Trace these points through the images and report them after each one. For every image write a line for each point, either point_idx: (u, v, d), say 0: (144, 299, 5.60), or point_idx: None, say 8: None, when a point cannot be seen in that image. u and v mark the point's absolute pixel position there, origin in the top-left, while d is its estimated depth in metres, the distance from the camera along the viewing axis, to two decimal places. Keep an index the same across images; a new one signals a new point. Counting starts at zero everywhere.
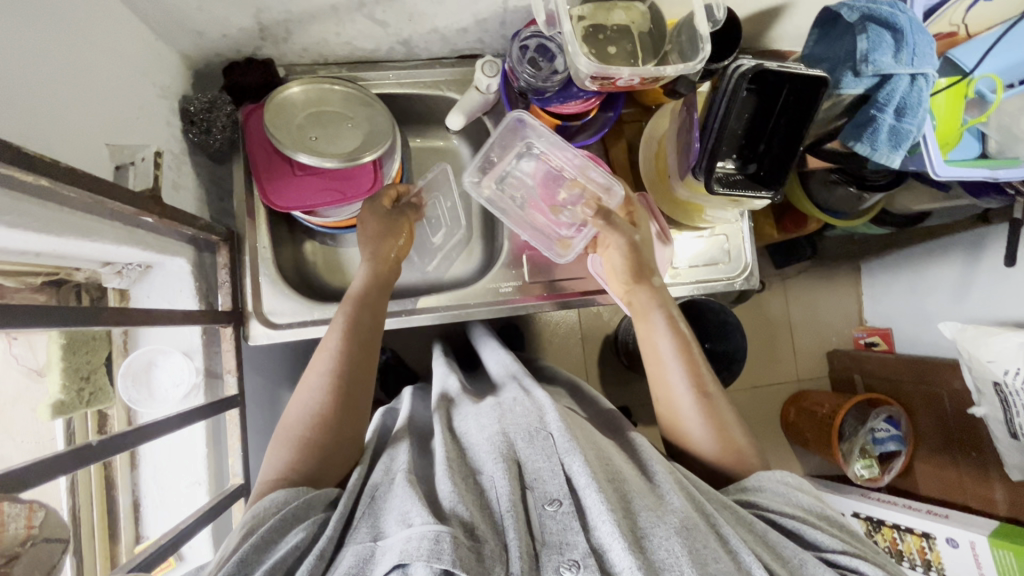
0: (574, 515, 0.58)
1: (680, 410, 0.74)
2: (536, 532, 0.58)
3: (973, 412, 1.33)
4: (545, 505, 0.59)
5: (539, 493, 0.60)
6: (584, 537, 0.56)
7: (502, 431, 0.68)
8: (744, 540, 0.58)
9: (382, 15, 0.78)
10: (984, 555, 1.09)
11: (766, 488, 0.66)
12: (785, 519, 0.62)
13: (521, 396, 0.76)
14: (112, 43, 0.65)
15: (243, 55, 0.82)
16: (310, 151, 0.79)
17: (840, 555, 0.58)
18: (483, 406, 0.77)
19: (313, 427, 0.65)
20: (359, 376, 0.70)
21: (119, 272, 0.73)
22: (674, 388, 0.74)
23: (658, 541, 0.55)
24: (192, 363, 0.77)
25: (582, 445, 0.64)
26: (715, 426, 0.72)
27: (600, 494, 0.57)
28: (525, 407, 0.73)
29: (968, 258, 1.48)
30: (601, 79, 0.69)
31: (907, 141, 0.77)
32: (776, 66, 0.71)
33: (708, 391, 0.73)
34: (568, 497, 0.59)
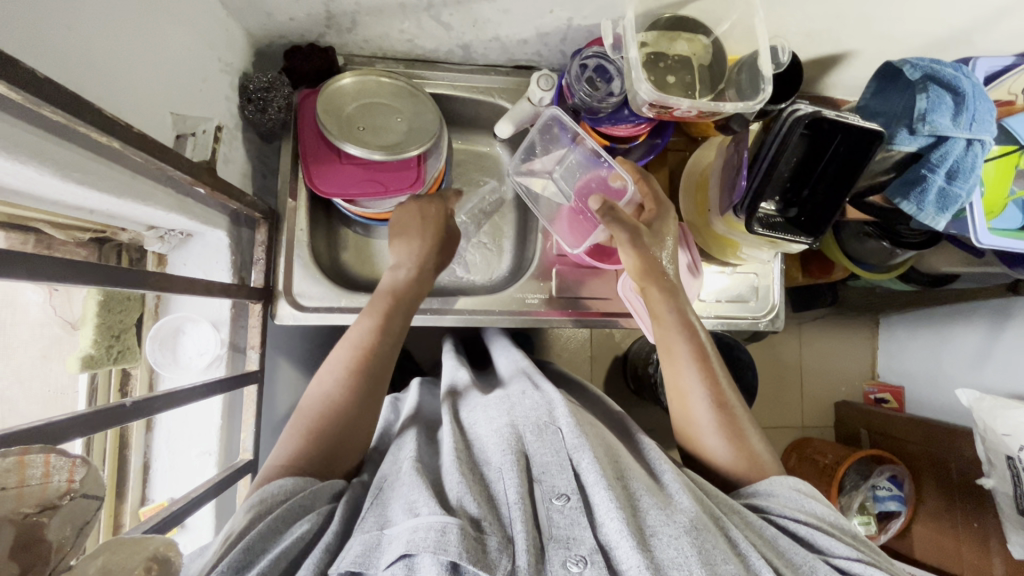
0: (582, 511, 0.58)
1: (696, 424, 0.73)
2: (543, 526, 0.58)
3: (982, 483, 1.30)
4: (553, 500, 0.60)
5: (546, 487, 0.61)
6: (591, 534, 0.57)
7: (510, 423, 0.69)
8: (753, 543, 0.59)
9: (448, 18, 0.79)
10: None
11: (777, 493, 0.67)
12: (799, 527, 0.62)
13: (529, 389, 0.77)
14: (186, 15, 0.67)
15: (306, 40, 0.84)
16: (357, 143, 0.81)
17: (853, 562, 0.58)
18: (491, 397, 0.78)
19: (314, 437, 0.64)
20: (358, 408, 0.67)
21: (162, 237, 0.74)
22: (688, 395, 0.73)
23: (665, 540, 0.55)
24: (218, 335, 0.77)
25: (591, 441, 0.65)
26: (733, 438, 0.71)
27: (609, 491, 0.58)
28: (534, 400, 0.74)
29: (993, 326, 1.47)
30: (659, 107, 0.69)
31: (955, 206, 0.76)
32: (833, 115, 0.72)
33: (726, 401, 0.72)
34: (576, 493, 0.60)
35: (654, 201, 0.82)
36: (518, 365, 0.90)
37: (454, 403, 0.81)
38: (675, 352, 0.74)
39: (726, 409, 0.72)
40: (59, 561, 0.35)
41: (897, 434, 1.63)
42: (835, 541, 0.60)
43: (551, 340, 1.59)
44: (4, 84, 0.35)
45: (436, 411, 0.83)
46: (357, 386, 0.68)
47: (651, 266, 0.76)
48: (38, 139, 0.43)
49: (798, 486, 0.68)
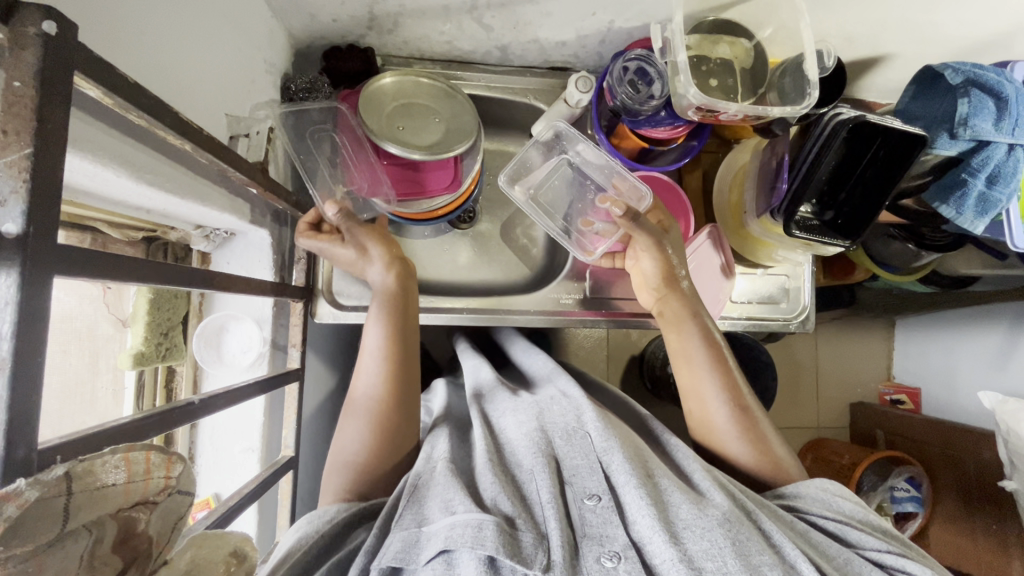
0: (614, 510, 0.59)
1: (717, 430, 0.73)
2: (576, 525, 0.59)
3: (1003, 485, 1.31)
4: (585, 499, 0.61)
5: (577, 488, 0.62)
6: (623, 531, 0.58)
7: (540, 428, 0.70)
8: (787, 536, 0.60)
9: (490, 20, 0.79)
10: None
11: (806, 495, 0.68)
12: (830, 523, 0.63)
13: (559, 395, 0.77)
14: (238, 17, 0.68)
15: (346, 41, 0.85)
16: (398, 142, 0.82)
17: (885, 553, 0.59)
18: (522, 401, 0.77)
19: (361, 467, 0.67)
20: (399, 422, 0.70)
21: (207, 236, 0.75)
22: (710, 406, 0.74)
23: (698, 532, 0.56)
24: (260, 333, 0.78)
25: (620, 441, 0.65)
26: (754, 443, 0.72)
27: (639, 489, 0.59)
28: (563, 405, 0.73)
29: (1013, 329, 1.47)
30: (704, 110, 0.70)
31: (995, 210, 0.76)
32: (876, 119, 0.72)
33: (743, 404, 0.73)
34: (607, 493, 0.61)
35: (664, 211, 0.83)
36: (546, 369, 0.91)
37: (480, 402, 0.81)
38: (693, 361, 0.75)
39: (746, 412, 0.73)
40: (157, 554, 0.36)
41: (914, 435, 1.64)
42: (867, 535, 0.61)
43: (569, 340, 1.60)
44: (102, 90, 0.36)
45: (464, 412, 0.84)
46: (396, 368, 0.71)
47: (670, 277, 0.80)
48: (119, 142, 0.45)
49: (829, 487, 0.68)
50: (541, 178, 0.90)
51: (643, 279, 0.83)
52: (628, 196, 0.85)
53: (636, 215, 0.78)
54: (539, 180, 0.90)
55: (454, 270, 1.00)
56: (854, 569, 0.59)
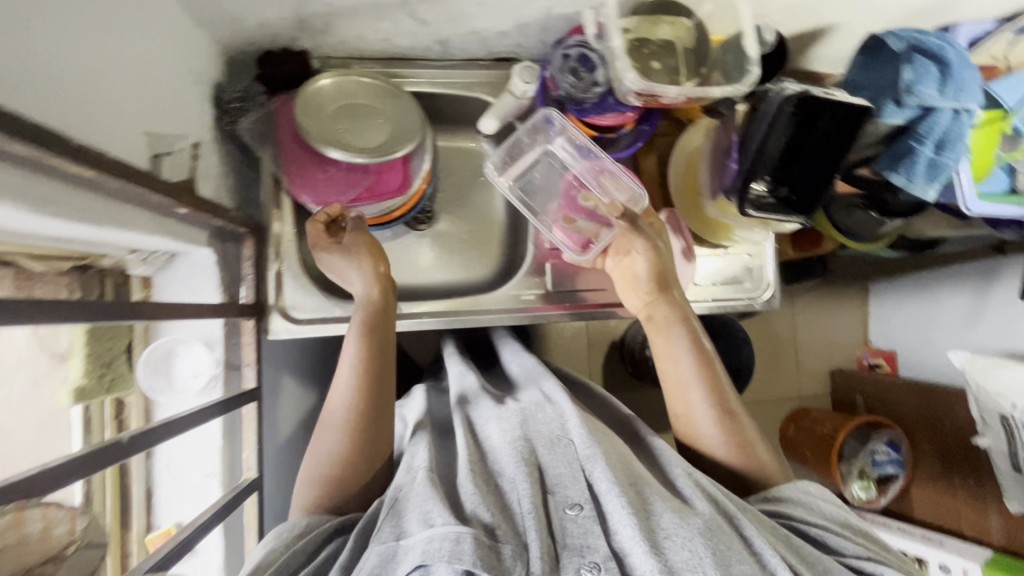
0: (596, 519, 0.59)
1: (698, 428, 0.72)
2: (557, 534, 0.59)
3: (977, 442, 1.33)
4: (566, 509, 0.60)
5: (560, 497, 0.61)
6: (605, 542, 0.57)
7: (523, 435, 0.68)
8: (768, 540, 0.59)
9: (425, 14, 0.76)
10: None
11: (791, 498, 0.68)
12: (812, 529, 0.64)
13: (544, 402, 0.75)
14: (153, 29, 0.64)
15: (278, 45, 0.81)
16: (341, 147, 0.79)
17: (864, 561, 0.61)
18: (505, 408, 0.75)
19: (330, 483, 0.65)
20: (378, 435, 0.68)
21: (145, 259, 0.72)
22: (695, 410, 0.72)
23: (679, 542, 0.55)
24: (211, 355, 0.76)
25: (603, 448, 0.65)
26: (738, 448, 0.70)
27: (621, 497, 0.58)
28: (547, 413, 0.72)
29: (982, 288, 1.49)
30: (646, 96, 0.68)
31: (944, 175, 0.76)
32: (821, 92, 0.72)
33: (731, 410, 0.72)
34: (589, 502, 0.60)
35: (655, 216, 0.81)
36: (533, 372, 0.90)
37: (465, 408, 0.80)
38: (681, 367, 0.73)
39: (731, 415, 0.71)
40: None
41: (893, 399, 1.66)
42: (848, 541, 0.62)
43: (547, 331, 1.58)
44: None
45: (446, 415, 0.83)
46: (372, 381, 0.69)
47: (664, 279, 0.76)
48: (8, 175, 0.42)
49: (811, 489, 0.69)
50: (526, 168, 0.89)
51: (629, 279, 0.79)
52: (620, 197, 0.84)
53: (634, 218, 0.76)
54: (528, 164, 0.89)
55: (415, 274, 0.98)
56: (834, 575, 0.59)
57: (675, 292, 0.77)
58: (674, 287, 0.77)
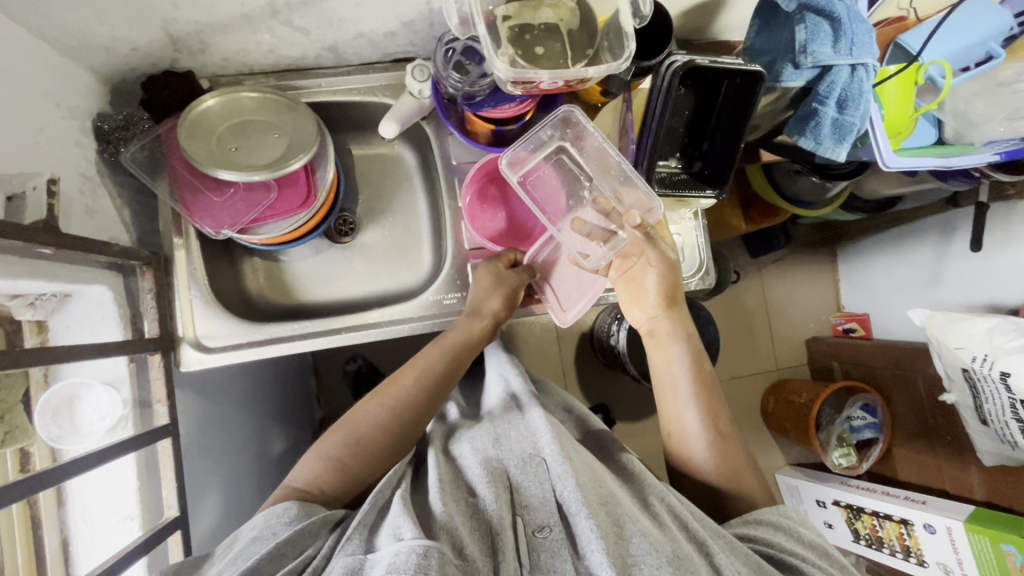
0: (565, 543, 0.59)
1: (689, 442, 0.75)
2: (525, 557, 0.58)
3: (945, 399, 1.32)
4: (535, 532, 0.60)
5: (528, 520, 0.61)
6: (572, 566, 0.57)
7: (495, 457, 0.69)
8: (734, 565, 0.58)
9: (301, 22, 0.74)
10: (959, 540, 1.20)
11: (766, 520, 0.66)
12: (785, 554, 0.61)
13: (516, 419, 0.76)
14: (4, 66, 0.61)
15: (160, 68, 0.78)
16: (232, 167, 0.77)
17: None
18: (478, 428, 0.77)
19: (335, 466, 0.71)
20: (386, 456, 0.73)
21: (32, 303, 0.69)
22: (685, 421, 0.75)
23: (647, 571, 0.55)
24: (118, 395, 0.74)
25: (576, 467, 0.64)
26: (726, 466, 0.73)
27: (591, 519, 0.57)
28: (520, 432, 0.73)
29: (941, 243, 1.47)
30: (523, 83, 0.65)
31: (851, 134, 0.74)
32: (708, 61, 0.69)
33: (721, 431, 0.75)
34: (559, 524, 0.60)
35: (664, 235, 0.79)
36: (506, 380, 0.87)
37: (445, 436, 0.80)
38: (676, 379, 0.77)
39: (721, 434, 0.75)
40: None
41: (865, 362, 1.65)
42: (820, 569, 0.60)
43: (512, 329, 1.56)
44: None
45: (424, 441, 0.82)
46: (409, 421, 0.75)
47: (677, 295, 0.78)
48: None
49: (788, 514, 0.68)
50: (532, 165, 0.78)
51: (637, 295, 0.78)
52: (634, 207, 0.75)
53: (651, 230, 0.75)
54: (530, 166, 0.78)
55: (344, 288, 0.96)
56: None
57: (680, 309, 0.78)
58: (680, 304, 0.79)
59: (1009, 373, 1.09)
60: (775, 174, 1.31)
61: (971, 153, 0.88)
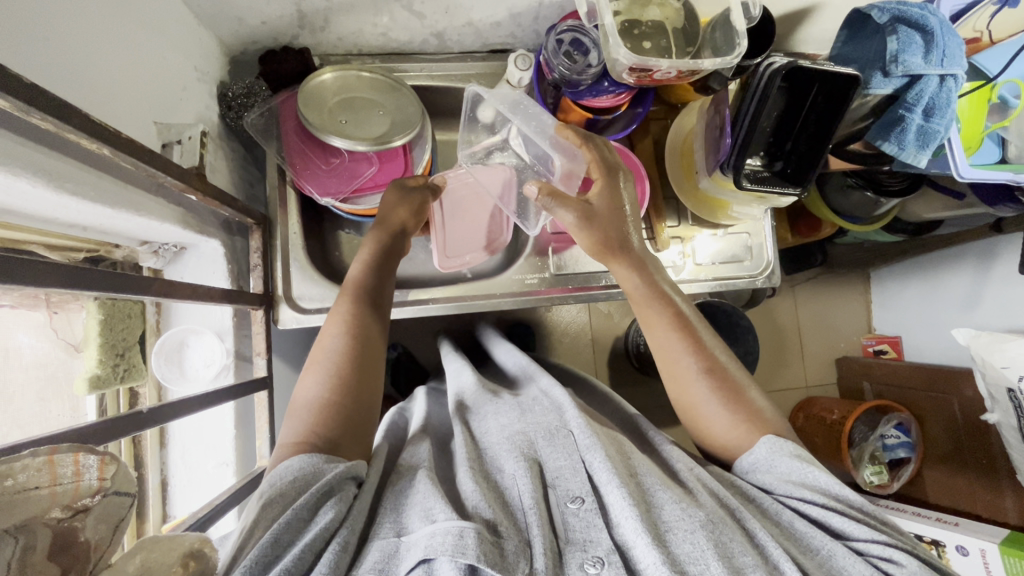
0: (598, 512, 0.57)
1: (694, 401, 0.69)
2: (559, 530, 0.56)
3: (986, 418, 1.33)
4: (568, 503, 0.58)
5: (561, 491, 0.59)
6: (608, 535, 0.55)
7: (522, 430, 0.68)
8: (772, 535, 0.57)
9: (420, 7, 0.79)
10: (994, 563, 1.17)
11: (780, 466, 0.63)
12: (809, 508, 0.59)
13: (542, 395, 0.77)
14: (162, 25, 0.66)
15: (279, 43, 0.84)
16: (342, 136, 0.81)
17: (872, 544, 0.55)
18: (502, 405, 0.77)
19: (304, 440, 0.60)
20: (364, 381, 0.67)
21: (156, 251, 0.74)
22: (679, 367, 0.70)
23: (681, 535, 0.53)
24: (222, 345, 0.78)
25: (603, 440, 0.64)
26: (729, 401, 0.68)
27: (622, 489, 0.56)
28: (544, 407, 0.74)
29: (981, 267, 1.50)
30: (639, 71, 0.70)
31: (935, 141, 0.78)
32: (808, 63, 0.73)
33: (714, 365, 0.70)
34: (591, 495, 0.58)
35: (600, 168, 0.77)
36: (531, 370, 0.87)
37: (464, 412, 0.79)
38: (657, 325, 0.72)
39: (718, 370, 0.69)
40: (99, 559, 0.36)
41: (898, 382, 1.66)
42: (853, 523, 0.56)
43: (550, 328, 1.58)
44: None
45: (445, 421, 0.80)
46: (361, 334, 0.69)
47: (610, 241, 0.74)
48: (21, 148, 0.44)
49: (790, 450, 0.64)
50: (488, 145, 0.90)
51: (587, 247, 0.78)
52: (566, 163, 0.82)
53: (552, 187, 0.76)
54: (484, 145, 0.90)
55: (418, 265, 1.00)
56: (837, 562, 0.55)
57: (627, 247, 0.75)
58: (626, 243, 0.75)
59: None
60: (827, 190, 1.35)
61: None
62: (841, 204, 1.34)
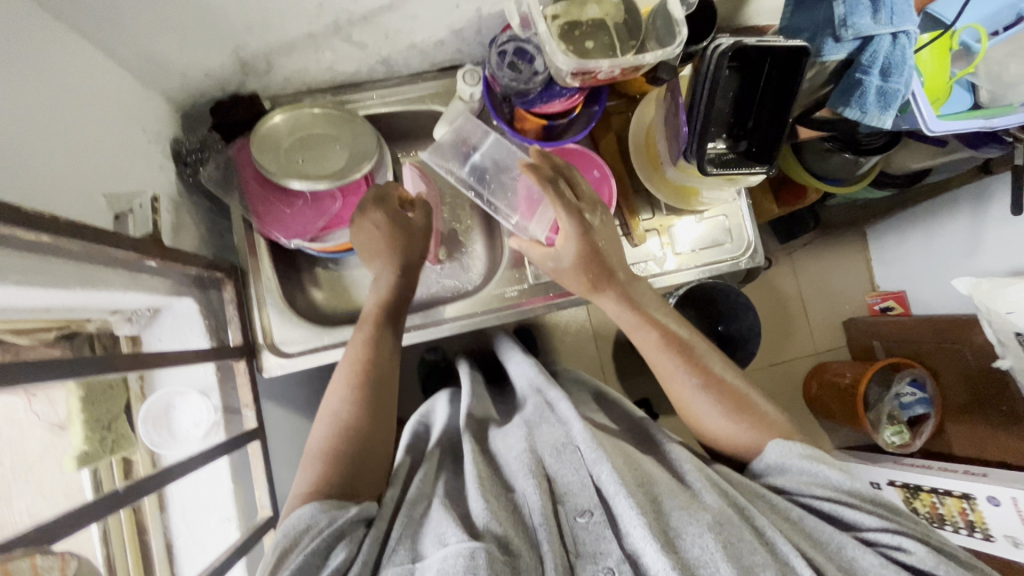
0: (607, 523, 0.57)
1: (696, 412, 0.69)
2: (569, 543, 0.56)
3: (999, 365, 1.30)
4: (577, 516, 0.58)
5: (569, 506, 0.59)
6: (618, 545, 0.55)
7: (528, 446, 0.66)
8: (778, 528, 0.56)
9: (360, 37, 0.78)
10: None
11: (790, 468, 0.62)
12: (819, 504, 0.59)
13: (546, 410, 0.73)
14: (100, 95, 0.66)
15: (227, 92, 0.83)
16: (302, 177, 0.82)
17: (880, 533, 0.55)
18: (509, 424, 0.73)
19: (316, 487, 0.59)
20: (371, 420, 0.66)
21: (129, 318, 0.74)
22: (677, 385, 0.69)
23: (690, 539, 0.53)
24: (208, 402, 0.80)
25: (610, 451, 0.61)
26: (729, 411, 0.66)
27: (630, 498, 0.55)
28: (552, 422, 0.70)
29: (975, 211, 1.46)
30: (582, 74, 0.70)
31: (896, 100, 0.77)
32: (754, 41, 0.72)
33: (712, 375, 0.68)
34: (599, 506, 0.58)
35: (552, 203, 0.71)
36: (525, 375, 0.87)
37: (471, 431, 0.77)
38: (648, 344, 0.71)
39: (718, 384, 0.68)
40: None
41: (907, 337, 1.63)
42: (861, 513, 0.57)
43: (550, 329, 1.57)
44: None
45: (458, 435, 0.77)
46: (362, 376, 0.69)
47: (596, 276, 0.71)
48: None
49: (802, 449, 0.63)
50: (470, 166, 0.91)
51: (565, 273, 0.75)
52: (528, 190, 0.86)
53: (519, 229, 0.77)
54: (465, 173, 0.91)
55: None
56: (848, 555, 0.54)
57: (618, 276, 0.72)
58: (614, 272, 0.72)
59: None
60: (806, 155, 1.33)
61: (1009, 115, 0.87)
62: (821, 168, 1.32)
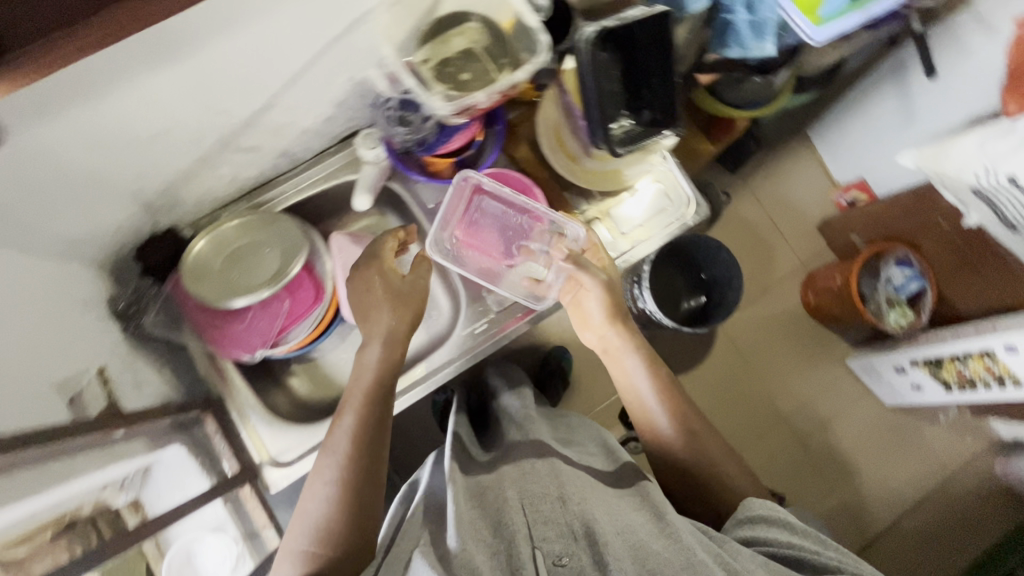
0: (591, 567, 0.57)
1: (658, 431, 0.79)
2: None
3: (970, 223, 1.31)
4: (555, 563, 0.58)
5: (546, 552, 0.59)
6: None
7: (517, 496, 0.66)
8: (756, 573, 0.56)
9: (250, 141, 0.79)
10: None
11: (758, 520, 0.66)
12: (789, 553, 0.61)
13: (534, 458, 0.74)
14: (24, 288, 0.65)
15: (145, 235, 0.83)
16: (243, 291, 0.83)
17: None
18: (500, 470, 0.74)
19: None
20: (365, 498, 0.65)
21: (122, 486, 0.70)
22: (652, 410, 0.79)
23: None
24: (227, 535, 0.81)
25: (590, 503, 0.64)
26: (691, 448, 0.77)
27: (610, 549, 0.57)
28: (540, 471, 0.71)
29: (901, 83, 1.48)
30: (465, 110, 0.74)
31: (769, 25, 0.83)
32: (613, 22, 0.75)
33: (691, 424, 0.78)
34: (584, 552, 0.59)
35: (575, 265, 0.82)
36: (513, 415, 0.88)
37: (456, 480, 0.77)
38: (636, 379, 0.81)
39: (693, 427, 0.78)
40: None
41: (883, 222, 1.64)
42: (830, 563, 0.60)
43: None
44: None
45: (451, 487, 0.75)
46: (366, 443, 0.68)
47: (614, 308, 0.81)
48: None
49: (770, 506, 0.68)
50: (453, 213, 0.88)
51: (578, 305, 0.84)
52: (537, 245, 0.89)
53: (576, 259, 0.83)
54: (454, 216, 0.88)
55: None
56: None
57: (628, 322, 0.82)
58: (627, 317, 0.82)
59: (1016, 174, 1.07)
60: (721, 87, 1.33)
61: None
62: (738, 98, 1.34)
